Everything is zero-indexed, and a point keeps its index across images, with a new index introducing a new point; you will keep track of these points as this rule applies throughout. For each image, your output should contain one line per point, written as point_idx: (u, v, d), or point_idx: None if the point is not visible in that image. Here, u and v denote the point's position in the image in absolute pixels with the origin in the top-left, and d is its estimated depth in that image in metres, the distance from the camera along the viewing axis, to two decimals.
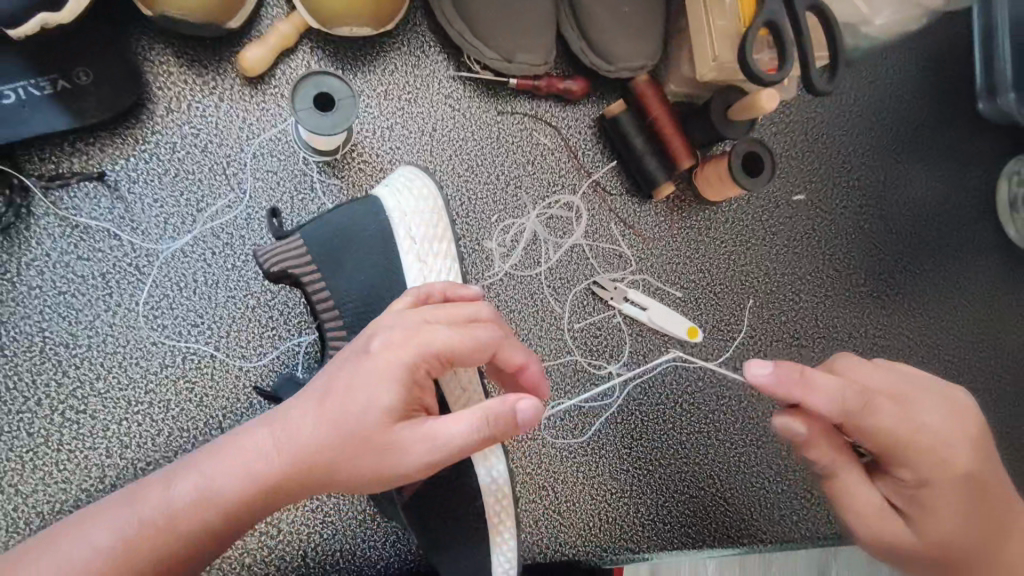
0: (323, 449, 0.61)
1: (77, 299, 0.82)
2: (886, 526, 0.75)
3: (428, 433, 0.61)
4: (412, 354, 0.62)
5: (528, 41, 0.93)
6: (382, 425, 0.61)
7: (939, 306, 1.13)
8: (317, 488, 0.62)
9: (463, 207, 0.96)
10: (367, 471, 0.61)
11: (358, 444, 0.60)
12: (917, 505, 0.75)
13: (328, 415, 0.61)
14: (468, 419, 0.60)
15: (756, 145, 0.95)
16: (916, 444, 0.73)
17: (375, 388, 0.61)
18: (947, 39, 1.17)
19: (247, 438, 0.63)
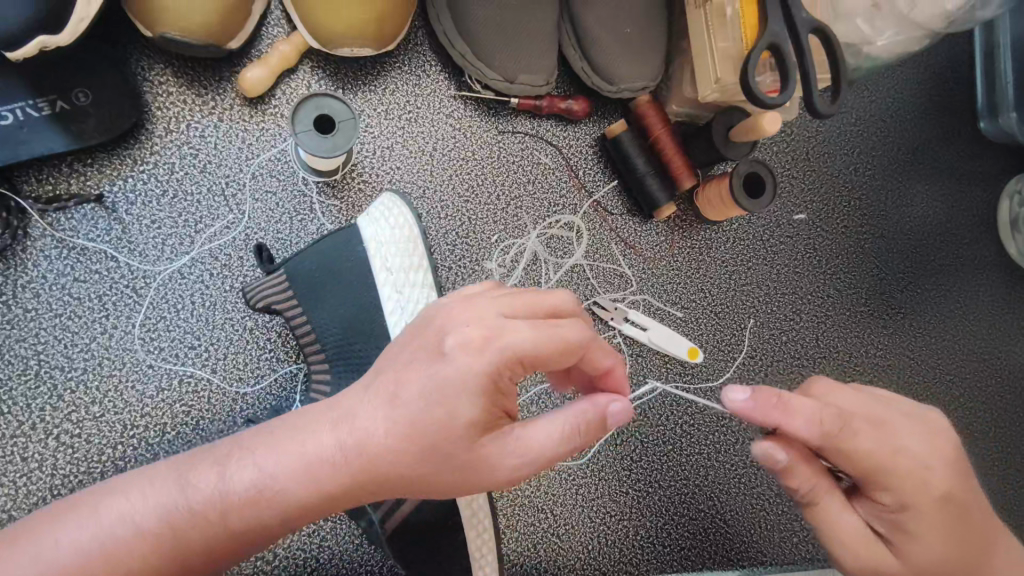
0: (396, 456, 0.56)
1: (73, 322, 0.81)
2: (870, 556, 0.67)
3: (519, 446, 0.58)
4: (494, 360, 0.55)
5: (529, 62, 0.92)
6: (464, 437, 0.56)
7: (940, 325, 1.13)
8: (382, 494, 0.59)
9: (463, 227, 0.95)
10: (442, 483, 0.58)
11: (435, 455, 0.56)
12: (902, 531, 0.67)
13: (402, 421, 0.56)
14: (559, 429, 0.58)
15: (758, 166, 0.94)
16: (897, 464, 0.66)
17: (454, 397, 0.55)
18: (948, 58, 1.17)
19: (308, 429, 0.58)
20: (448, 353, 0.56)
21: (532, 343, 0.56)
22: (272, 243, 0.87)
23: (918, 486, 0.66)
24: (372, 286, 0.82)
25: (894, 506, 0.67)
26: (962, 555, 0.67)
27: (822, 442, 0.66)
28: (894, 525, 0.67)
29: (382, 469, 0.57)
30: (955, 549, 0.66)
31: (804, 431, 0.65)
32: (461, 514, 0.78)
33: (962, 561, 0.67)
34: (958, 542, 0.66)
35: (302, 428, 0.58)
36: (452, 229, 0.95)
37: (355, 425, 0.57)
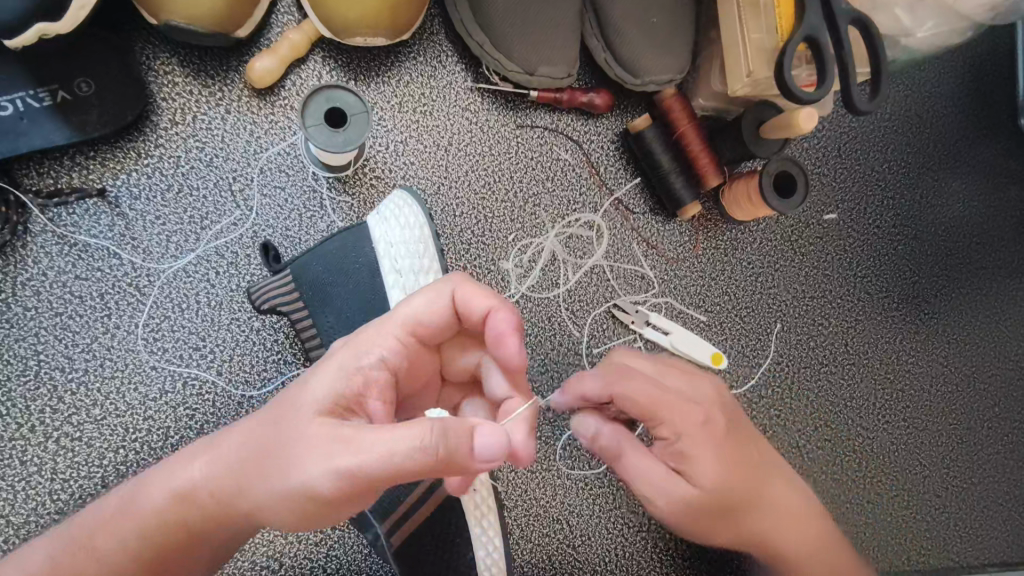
0: (246, 461, 0.57)
1: (74, 321, 0.78)
2: (683, 476, 0.72)
3: (365, 431, 0.53)
4: (359, 337, 0.61)
5: (551, 53, 0.88)
6: (310, 415, 0.55)
7: (975, 330, 1.07)
8: (241, 510, 0.58)
9: (479, 226, 0.91)
10: (286, 493, 0.54)
11: (275, 452, 0.55)
12: (698, 445, 0.72)
13: (256, 424, 0.58)
14: (404, 425, 0.51)
15: (789, 166, 0.89)
16: (669, 390, 0.73)
17: (313, 376, 0.58)
18: (988, 50, 1.11)
19: (190, 455, 0.63)
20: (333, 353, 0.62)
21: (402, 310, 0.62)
22: (281, 241, 0.84)
23: (682, 407, 0.72)
24: (383, 290, 0.78)
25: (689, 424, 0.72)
26: (737, 447, 0.75)
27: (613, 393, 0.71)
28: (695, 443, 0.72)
29: (232, 480, 0.58)
30: (735, 445, 0.74)
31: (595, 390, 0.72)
32: (471, 530, 0.75)
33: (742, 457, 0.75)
34: (735, 439, 0.75)
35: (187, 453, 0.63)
36: (468, 227, 0.91)
37: (224, 440, 0.61)
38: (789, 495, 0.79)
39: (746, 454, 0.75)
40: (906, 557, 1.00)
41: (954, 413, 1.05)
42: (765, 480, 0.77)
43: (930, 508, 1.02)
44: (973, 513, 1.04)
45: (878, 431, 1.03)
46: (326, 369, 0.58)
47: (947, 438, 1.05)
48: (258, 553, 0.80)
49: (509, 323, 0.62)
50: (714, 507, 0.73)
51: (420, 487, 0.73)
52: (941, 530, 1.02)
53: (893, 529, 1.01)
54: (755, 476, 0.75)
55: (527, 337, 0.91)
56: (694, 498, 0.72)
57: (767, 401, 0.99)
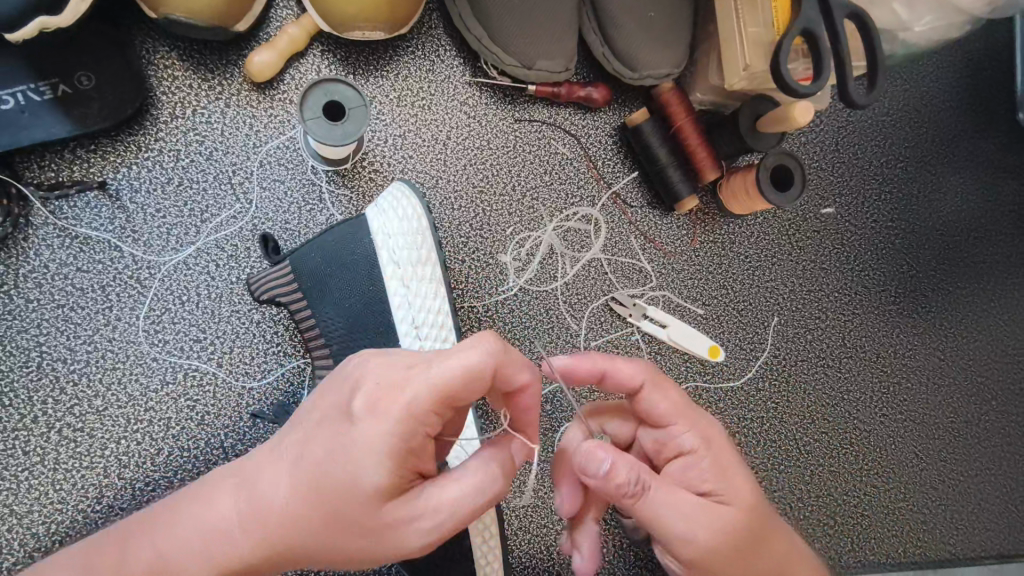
0: (295, 533, 0.55)
1: (76, 313, 0.79)
2: (703, 523, 0.66)
3: (431, 500, 0.54)
4: (396, 416, 0.52)
5: (549, 47, 0.88)
6: (370, 500, 0.53)
7: (971, 323, 1.08)
8: (290, 564, 0.58)
9: (477, 219, 0.92)
10: (348, 557, 0.56)
11: (334, 532, 0.54)
12: (716, 481, 0.68)
13: (299, 497, 0.55)
14: (479, 492, 0.55)
15: (787, 158, 0.90)
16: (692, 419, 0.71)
17: (359, 461, 0.52)
18: (986, 45, 1.11)
19: (210, 509, 0.59)
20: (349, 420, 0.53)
21: (435, 389, 0.51)
22: (280, 234, 0.84)
23: (708, 424, 0.72)
24: (382, 285, 0.78)
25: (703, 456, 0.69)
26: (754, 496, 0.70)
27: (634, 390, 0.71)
28: (711, 479, 0.68)
29: (279, 547, 0.56)
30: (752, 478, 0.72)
31: (631, 373, 0.70)
32: (468, 519, 0.75)
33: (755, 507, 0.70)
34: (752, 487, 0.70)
35: (204, 508, 0.59)
36: (467, 220, 0.91)
37: (254, 498, 0.57)
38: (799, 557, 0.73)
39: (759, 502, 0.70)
40: (902, 549, 1.01)
41: (950, 407, 1.06)
42: (776, 535, 0.72)
43: (926, 501, 1.03)
44: (970, 506, 1.04)
45: (875, 424, 1.03)
46: (366, 456, 0.52)
47: (943, 432, 1.05)
48: None
49: (537, 397, 0.59)
50: (721, 560, 0.67)
51: None
52: (938, 523, 1.03)
53: (890, 521, 1.01)
54: (767, 510, 0.72)
55: (525, 329, 0.92)
56: (701, 544, 0.66)
57: (764, 394, 1.00)
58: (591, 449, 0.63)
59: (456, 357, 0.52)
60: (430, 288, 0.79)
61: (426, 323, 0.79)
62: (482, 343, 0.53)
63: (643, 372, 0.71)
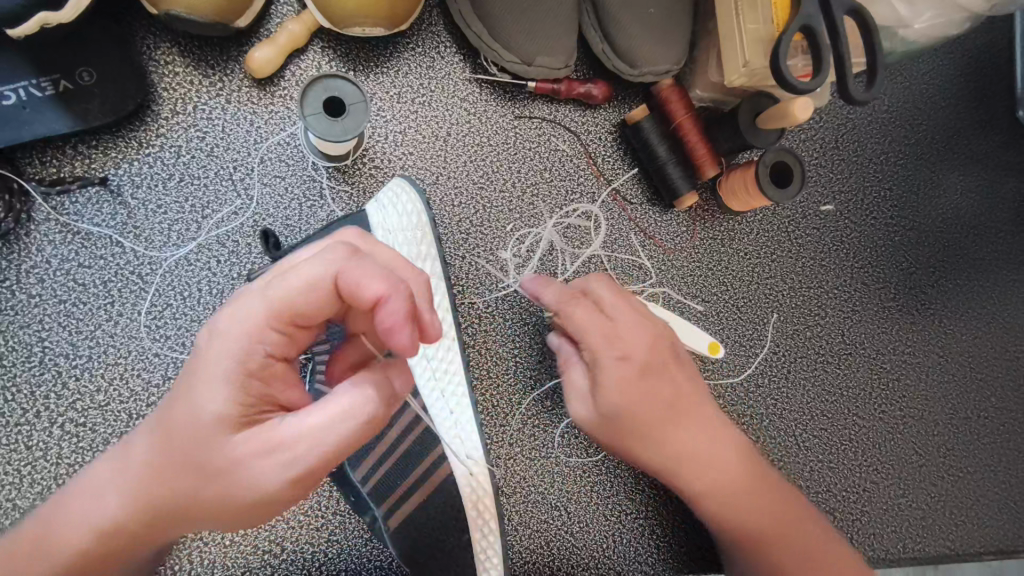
0: (170, 481, 0.59)
1: (78, 308, 0.79)
2: (585, 409, 0.81)
3: (295, 429, 0.57)
4: (238, 337, 0.57)
5: (549, 44, 0.88)
6: (226, 433, 0.57)
7: (970, 319, 1.08)
8: (175, 521, 0.60)
9: (478, 216, 0.92)
10: (225, 501, 0.58)
11: (199, 469, 0.58)
12: (603, 383, 0.80)
13: (168, 444, 0.59)
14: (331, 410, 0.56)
15: (785, 154, 0.90)
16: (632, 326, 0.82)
17: (209, 395, 0.57)
18: (986, 42, 1.12)
19: (98, 472, 0.63)
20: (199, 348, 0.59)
21: (270, 302, 0.57)
22: (281, 230, 0.85)
23: (604, 343, 0.80)
24: None
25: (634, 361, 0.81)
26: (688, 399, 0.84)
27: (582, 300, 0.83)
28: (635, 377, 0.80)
29: (160, 500, 0.59)
30: (638, 390, 0.80)
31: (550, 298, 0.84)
32: (470, 515, 0.74)
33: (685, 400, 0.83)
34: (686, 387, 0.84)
35: (87, 481, 0.63)
36: (468, 217, 0.92)
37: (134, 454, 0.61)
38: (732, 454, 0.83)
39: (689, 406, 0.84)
40: (901, 545, 1.01)
41: (950, 403, 1.06)
42: (660, 438, 0.81)
43: (926, 497, 1.03)
44: (968, 502, 1.04)
45: (874, 420, 1.04)
46: (215, 383, 0.57)
47: (942, 428, 1.05)
48: (259, 538, 0.81)
49: (402, 312, 0.56)
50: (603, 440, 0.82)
51: (420, 465, 0.75)
52: (937, 519, 1.03)
53: (889, 517, 1.02)
54: (648, 418, 0.80)
55: (525, 325, 0.92)
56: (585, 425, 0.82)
57: (764, 390, 1.00)
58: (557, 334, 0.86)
59: (291, 270, 0.58)
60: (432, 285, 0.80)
61: None
62: (326, 253, 0.58)
63: (558, 299, 0.83)
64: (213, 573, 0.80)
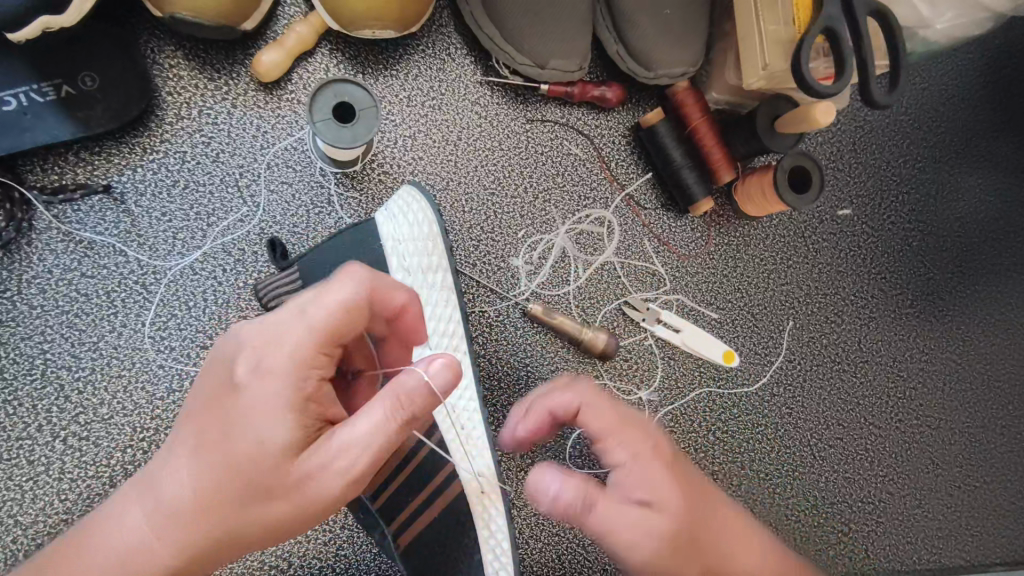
0: (212, 516, 0.56)
1: (81, 319, 0.77)
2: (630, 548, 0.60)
3: (345, 443, 0.55)
4: (288, 364, 0.55)
5: (562, 46, 0.86)
6: (281, 458, 0.55)
7: (990, 326, 1.06)
8: (219, 555, 0.58)
9: (489, 222, 0.90)
10: (276, 524, 0.56)
11: (249, 497, 0.55)
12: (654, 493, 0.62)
13: (207, 477, 0.55)
14: (378, 409, 0.55)
15: (804, 159, 0.88)
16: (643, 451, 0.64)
17: (261, 421, 0.55)
18: (1007, 42, 1.09)
19: (118, 519, 0.59)
20: (242, 380, 0.56)
21: (315, 324, 0.56)
22: (288, 238, 0.82)
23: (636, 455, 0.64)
24: None
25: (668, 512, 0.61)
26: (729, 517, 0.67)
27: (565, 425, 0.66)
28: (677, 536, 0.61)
29: (201, 536, 0.56)
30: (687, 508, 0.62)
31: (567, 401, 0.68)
32: (477, 532, 0.71)
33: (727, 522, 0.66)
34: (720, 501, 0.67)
35: (105, 529, 0.59)
36: (478, 223, 0.90)
37: (159, 494, 0.57)
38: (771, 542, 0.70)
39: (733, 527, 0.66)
40: (917, 557, 0.99)
41: (968, 411, 1.04)
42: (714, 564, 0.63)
43: (942, 507, 1.01)
44: (986, 513, 1.02)
45: (891, 429, 1.02)
46: (269, 409, 0.55)
47: (960, 437, 1.03)
48: (266, 554, 0.79)
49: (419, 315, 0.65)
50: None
51: (431, 481, 0.72)
52: (954, 530, 1.01)
53: (906, 528, 1.00)
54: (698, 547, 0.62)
55: (537, 335, 0.90)
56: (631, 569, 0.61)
57: (780, 399, 0.98)
58: (540, 476, 0.63)
59: (329, 290, 0.58)
60: (441, 295, 0.76)
61: (436, 331, 0.76)
62: (352, 274, 0.59)
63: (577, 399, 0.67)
64: None
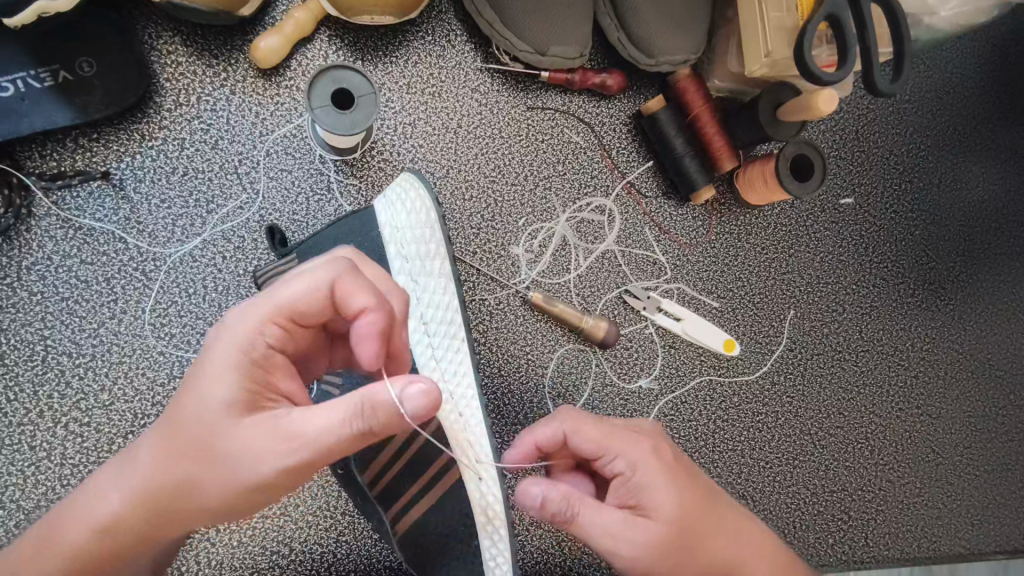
0: (163, 472, 0.58)
1: (81, 306, 0.77)
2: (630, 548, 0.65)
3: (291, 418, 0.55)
4: (248, 329, 0.58)
5: (562, 33, 0.86)
6: (225, 416, 0.56)
7: (993, 315, 1.06)
8: (166, 518, 0.59)
9: (489, 210, 0.90)
10: (216, 489, 0.57)
11: (195, 453, 0.57)
12: (646, 496, 0.67)
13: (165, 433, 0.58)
14: (338, 406, 0.54)
15: (807, 148, 0.87)
16: (642, 459, 0.68)
17: (212, 379, 0.57)
18: (1012, 29, 1.08)
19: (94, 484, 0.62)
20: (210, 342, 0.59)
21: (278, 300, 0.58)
22: (288, 225, 0.82)
23: (631, 460, 0.68)
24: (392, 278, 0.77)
25: (656, 517, 0.66)
26: (729, 521, 0.70)
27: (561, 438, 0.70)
28: (669, 538, 0.65)
29: (153, 492, 0.58)
30: (682, 505, 0.67)
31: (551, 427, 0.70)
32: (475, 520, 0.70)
33: (720, 530, 0.69)
34: (720, 505, 0.71)
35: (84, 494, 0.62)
36: (478, 211, 0.89)
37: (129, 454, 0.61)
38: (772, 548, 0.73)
39: (732, 529, 0.70)
40: (916, 545, 0.99)
41: (969, 401, 1.04)
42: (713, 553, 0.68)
43: (941, 495, 1.01)
44: (985, 501, 1.02)
45: (891, 419, 1.02)
46: (221, 366, 0.57)
47: (960, 426, 1.03)
48: (267, 539, 0.80)
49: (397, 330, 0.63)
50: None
51: (430, 467, 0.73)
52: (953, 518, 1.01)
53: (905, 516, 1.00)
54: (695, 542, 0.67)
55: (537, 324, 0.90)
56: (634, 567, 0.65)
57: (780, 388, 0.98)
58: (525, 488, 0.65)
59: (302, 275, 0.59)
60: (438, 283, 0.74)
61: (434, 319, 0.75)
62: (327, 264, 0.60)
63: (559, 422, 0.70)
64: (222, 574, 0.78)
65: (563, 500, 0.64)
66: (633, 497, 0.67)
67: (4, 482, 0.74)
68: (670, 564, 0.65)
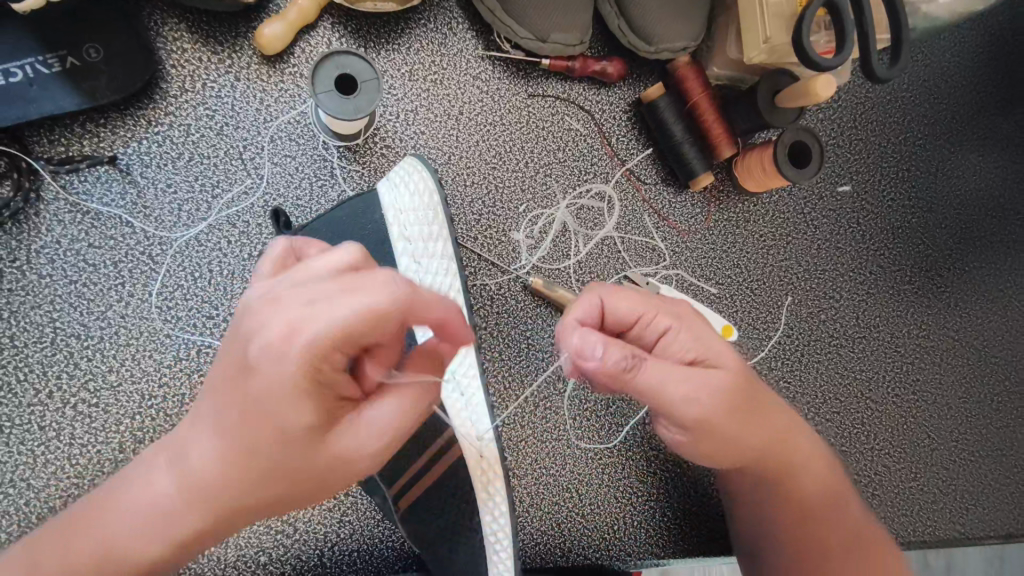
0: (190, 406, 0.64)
1: (89, 289, 0.79)
2: (696, 392, 0.66)
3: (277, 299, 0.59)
4: None
5: (563, 21, 0.87)
6: None
7: (989, 302, 1.07)
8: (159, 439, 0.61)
9: (490, 196, 0.91)
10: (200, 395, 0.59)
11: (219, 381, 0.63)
12: (699, 351, 0.71)
13: None
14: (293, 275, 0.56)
15: (804, 135, 0.88)
16: (685, 315, 0.74)
17: None
18: (1009, 19, 1.09)
19: None
20: None
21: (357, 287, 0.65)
22: (291, 210, 0.83)
23: (687, 322, 0.72)
24: (394, 258, 0.78)
25: (717, 368, 0.69)
26: (764, 394, 0.77)
27: (600, 297, 0.72)
28: (730, 387, 0.68)
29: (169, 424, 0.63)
30: (739, 365, 0.72)
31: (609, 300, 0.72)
32: (477, 495, 0.72)
33: (763, 402, 0.75)
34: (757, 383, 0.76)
35: None
36: (479, 197, 0.90)
37: None
38: (798, 435, 0.79)
39: (767, 401, 0.76)
40: (912, 528, 1.01)
41: (963, 387, 1.05)
42: (759, 411, 0.73)
43: (937, 480, 1.02)
44: (980, 486, 1.04)
45: (887, 404, 1.03)
46: None
47: (956, 412, 1.04)
48: (272, 519, 0.81)
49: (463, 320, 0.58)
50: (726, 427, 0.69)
51: (431, 447, 0.75)
52: (948, 503, 1.02)
53: (900, 500, 1.01)
54: (752, 397, 0.72)
55: (537, 309, 0.91)
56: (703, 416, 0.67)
57: (778, 374, 0.99)
58: (585, 334, 0.64)
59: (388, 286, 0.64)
60: (441, 265, 0.76)
61: None
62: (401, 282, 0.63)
63: (612, 292, 0.72)
64: (227, 552, 0.80)
65: (624, 354, 0.63)
66: (689, 357, 0.70)
67: (13, 461, 0.75)
68: (731, 411, 0.69)
